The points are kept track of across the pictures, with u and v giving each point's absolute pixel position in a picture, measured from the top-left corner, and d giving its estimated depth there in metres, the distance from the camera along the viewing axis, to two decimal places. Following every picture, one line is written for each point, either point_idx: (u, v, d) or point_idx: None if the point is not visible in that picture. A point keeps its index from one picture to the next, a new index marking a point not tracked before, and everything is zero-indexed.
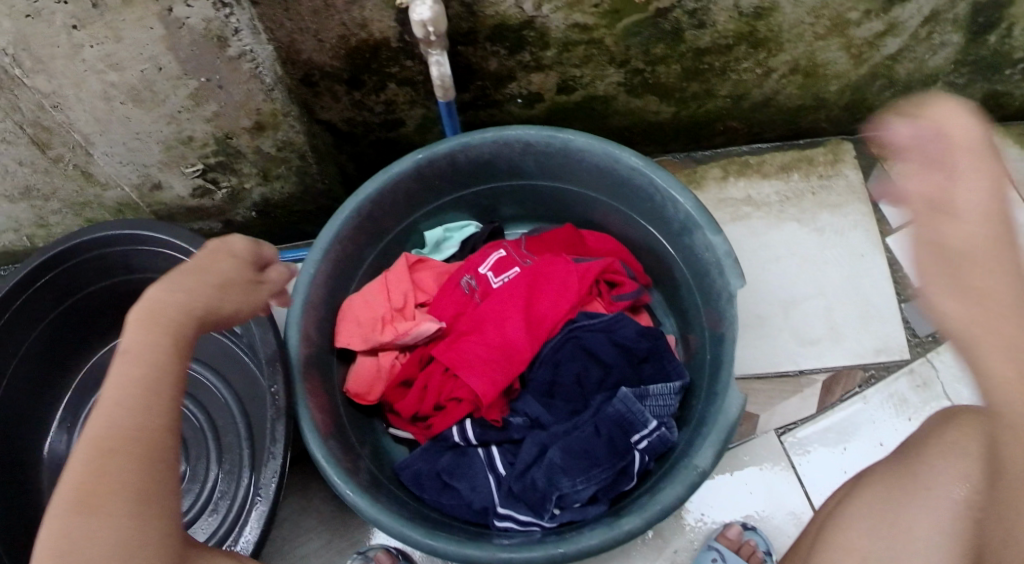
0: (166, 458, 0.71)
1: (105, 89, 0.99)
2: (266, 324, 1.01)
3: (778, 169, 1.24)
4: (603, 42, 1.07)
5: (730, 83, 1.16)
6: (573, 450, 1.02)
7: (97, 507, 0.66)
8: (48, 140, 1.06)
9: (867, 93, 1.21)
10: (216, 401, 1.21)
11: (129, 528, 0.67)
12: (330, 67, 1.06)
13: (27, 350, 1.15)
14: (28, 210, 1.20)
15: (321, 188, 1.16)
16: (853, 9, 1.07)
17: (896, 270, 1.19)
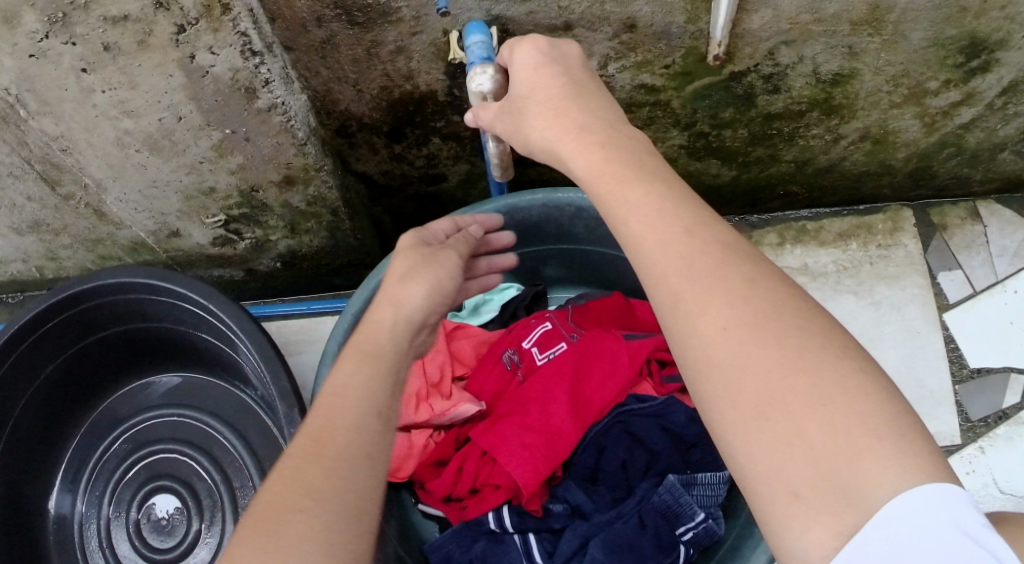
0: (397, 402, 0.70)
1: (119, 136, 0.88)
2: (290, 398, 0.93)
3: (837, 236, 1.18)
4: (670, 104, 1.00)
5: (798, 148, 1.09)
6: (617, 544, 0.93)
7: (347, 394, 0.67)
8: (58, 177, 0.93)
9: (933, 161, 1.13)
10: (229, 454, 1.13)
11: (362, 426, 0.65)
12: (369, 118, 0.97)
13: (24, 404, 1.05)
14: (37, 244, 1.09)
15: (353, 242, 1.10)
16: (933, 78, 0.98)
17: (951, 349, 1.12)
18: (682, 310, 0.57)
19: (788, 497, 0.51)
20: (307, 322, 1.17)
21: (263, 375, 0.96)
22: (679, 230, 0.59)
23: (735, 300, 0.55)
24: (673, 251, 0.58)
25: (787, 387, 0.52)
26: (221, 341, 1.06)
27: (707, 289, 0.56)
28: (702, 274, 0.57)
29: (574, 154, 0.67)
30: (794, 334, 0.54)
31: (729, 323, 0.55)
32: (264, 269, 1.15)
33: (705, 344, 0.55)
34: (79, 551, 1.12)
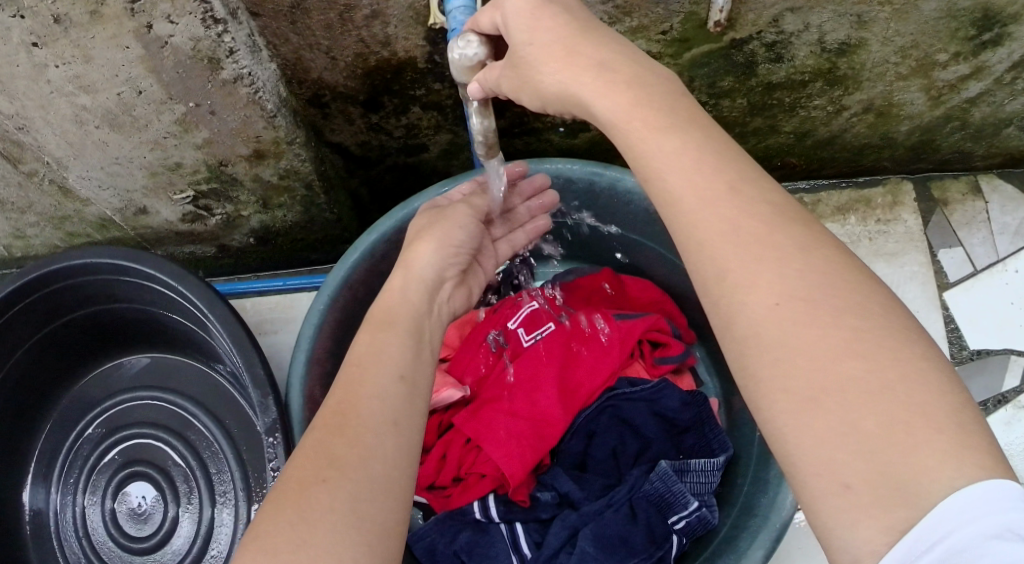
0: (417, 368, 0.67)
1: (76, 112, 0.82)
2: (266, 388, 0.89)
3: (834, 210, 1.13)
4: (665, 72, 0.94)
5: (798, 119, 1.03)
6: (606, 535, 0.91)
7: (363, 370, 0.65)
8: (19, 155, 0.88)
9: (937, 135, 1.08)
10: (205, 438, 1.09)
11: (386, 400, 0.63)
12: (343, 87, 0.90)
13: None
14: (2, 222, 1.03)
15: (329, 217, 1.04)
16: (943, 50, 0.92)
17: (949, 329, 1.09)
18: (729, 278, 0.54)
19: (836, 489, 0.48)
20: (279, 300, 1.11)
21: (235, 360, 0.91)
22: (722, 189, 0.55)
23: (786, 273, 0.52)
24: (722, 216, 0.54)
25: (842, 371, 0.50)
26: (194, 323, 1.00)
27: (759, 257, 0.53)
28: (751, 247, 0.53)
29: (599, 96, 0.60)
30: (850, 312, 0.51)
31: (780, 297, 0.52)
32: (238, 245, 1.09)
33: (755, 317, 0.53)
34: (54, 541, 1.08)
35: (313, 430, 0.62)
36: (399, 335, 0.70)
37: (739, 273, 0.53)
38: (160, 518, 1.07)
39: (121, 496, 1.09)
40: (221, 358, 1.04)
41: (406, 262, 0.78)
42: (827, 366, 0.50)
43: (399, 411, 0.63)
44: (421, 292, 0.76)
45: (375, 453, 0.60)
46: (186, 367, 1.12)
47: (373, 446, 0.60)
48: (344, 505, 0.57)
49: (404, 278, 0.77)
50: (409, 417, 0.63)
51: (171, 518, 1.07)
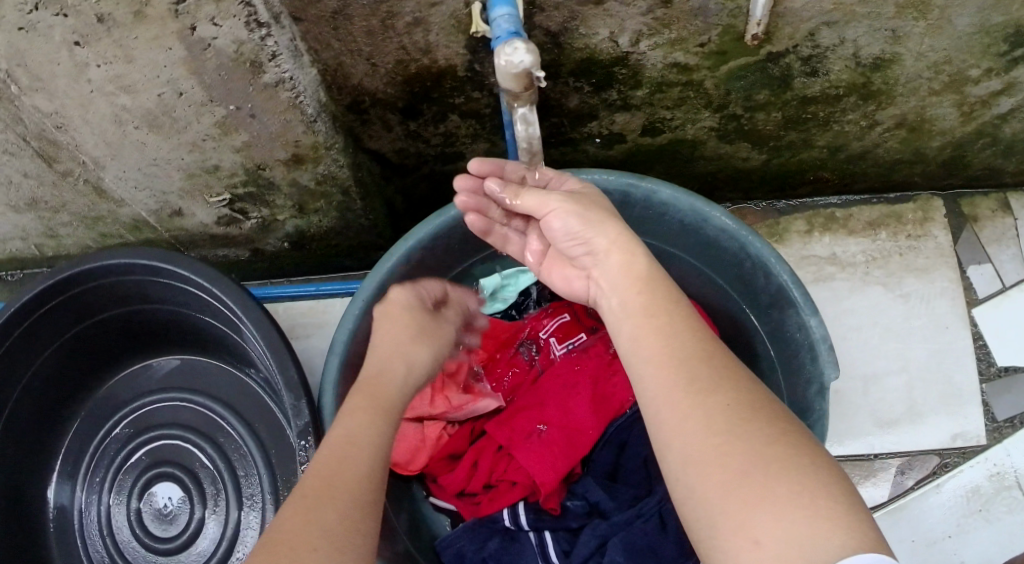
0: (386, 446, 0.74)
1: (116, 112, 0.83)
2: (298, 391, 0.89)
3: (866, 225, 1.13)
4: (702, 84, 0.94)
5: (832, 133, 1.03)
6: (633, 546, 0.91)
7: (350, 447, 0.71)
8: (57, 154, 0.89)
9: (968, 151, 1.08)
10: (234, 444, 1.09)
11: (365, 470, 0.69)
12: (383, 94, 0.91)
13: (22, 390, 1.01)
14: (36, 221, 1.03)
15: (365, 223, 1.05)
16: (975, 66, 0.93)
17: (978, 346, 1.10)
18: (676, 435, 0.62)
19: (749, 546, 0.54)
20: (311, 305, 1.12)
21: (268, 363, 0.91)
22: (644, 312, 0.68)
23: (715, 413, 0.60)
24: (698, 383, 0.63)
25: (736, 455, 0.58)
26: (226, 325, 1.00)
27: (708, 414, 0.61)
28: (702, 411, 0.61)
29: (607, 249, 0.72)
30: (743, 409, 0.60)
31: (713, 440, 0.60)
32: (271, 250, 1.10)
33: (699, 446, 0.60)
34: (78, 539, 1.09)
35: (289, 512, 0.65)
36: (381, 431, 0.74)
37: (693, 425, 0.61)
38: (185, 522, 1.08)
39: (147, 497, 1.09)
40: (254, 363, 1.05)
41: (404, 362, 0.84)
42: (723, 448, 0.58)
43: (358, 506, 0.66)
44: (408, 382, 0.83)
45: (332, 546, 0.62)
46: (218, 370, 1.12)
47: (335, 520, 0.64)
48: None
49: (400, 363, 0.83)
50: (372, 504, 0.67)
51: (197, 522, 1.07)
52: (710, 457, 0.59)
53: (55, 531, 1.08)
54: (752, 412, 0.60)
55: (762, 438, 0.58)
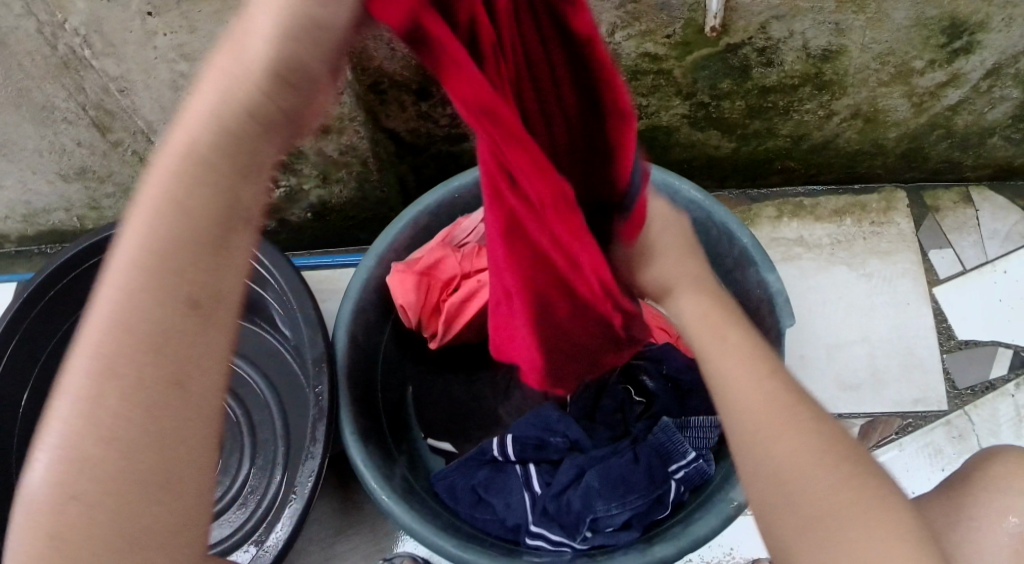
0: (149, 337, 0.47)
1: (174, 78, 1.02)
2: (315, 326, 1.03)
3: (831, 213, 1.27)
4: (672, 73, 1.09)
5: (793, 123, 1.18)
6: (610, 475, 1.03)
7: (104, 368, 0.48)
8: (109, 124, 1.13)
9: (925, 143, 1.21)
10: (255, 397, 1.25)
11: (119, 392, 0.47)
12: (399, 76, 1.06)
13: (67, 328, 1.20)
14: (83, 191, 1.30)
15: (380, 195, 1.24)
16: (918, 57, 1.07)
17: (939, 322, 1.19)
18: (726, 411, 0.67)
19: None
20: (331, 274, 1.30)
21: (289, 304, 1.06)
22: (725, 343, 0.70)
23: (848, 501, 0.60)
24: (742, 398, 0.67)
25: (819, 493, 0.60)
26: (247, 281, 1.16)
27: (775, 424, 0.64)
28: (755, 413, 0.65)
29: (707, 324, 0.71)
30: (829, 462, 0.62)
31: (776, 454, 0.63)
32: (296, 221, 1.29)
33: (820, 518, 0.60)
34: None
35: (99, 297, 0.48)
36: (198, 195, 0.46)
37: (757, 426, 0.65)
38: None
39: None
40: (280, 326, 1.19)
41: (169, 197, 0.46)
42: (799, 485, 0.61)
43: (211, 292, 0.48)
44: (181, 231, 0.46)
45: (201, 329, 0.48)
46: (247, 333, 1.28)
47: (141, 305, 0.47)
48: (80, 391, 0.47)
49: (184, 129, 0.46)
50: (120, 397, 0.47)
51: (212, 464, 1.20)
52: (784, 501, 0.61)
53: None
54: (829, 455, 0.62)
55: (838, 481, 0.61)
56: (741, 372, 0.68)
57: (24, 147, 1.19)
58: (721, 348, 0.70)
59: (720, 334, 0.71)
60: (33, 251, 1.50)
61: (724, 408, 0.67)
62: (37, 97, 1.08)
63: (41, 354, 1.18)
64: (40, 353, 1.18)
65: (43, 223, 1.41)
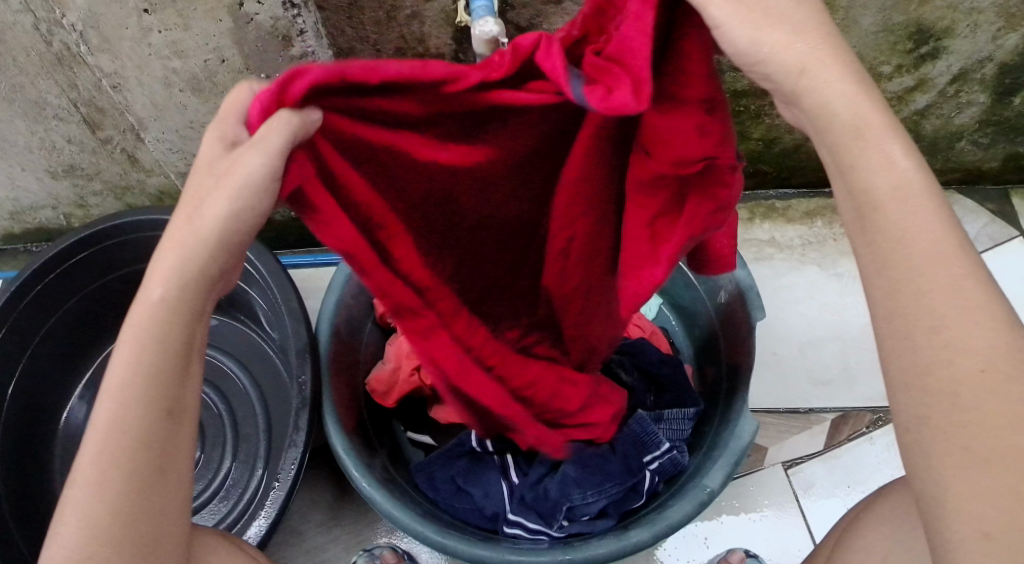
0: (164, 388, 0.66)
1: (166, 74, 1.05)
2: (299, 317, 1.05)
3: (803, 215, 1.33)
4: None
5: (764, 126, 1.22)
6: (586, 465, 1.05)
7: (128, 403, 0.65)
8: (100, 121, 1.15)
9: None
10: (238, 392, 1.26)
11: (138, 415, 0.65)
12: None
13: (53, 323, 1.23)
14: (71, 189, 1.32)
15: None
16: (886, 63, 1.12)
17: None
18: (875, 213, 0.57)
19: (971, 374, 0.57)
20: (312, 271, 1.34)
21: (274, 296, 1.08)
22: (912, 191, 0.57)
23: (981, 346, 0.57)
24: (917, 247, 0.57)
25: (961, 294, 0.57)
26: None
27: (926, 258, 0.57)
28: (909, 252, 0.57)
29: (880, 171, 0.57)
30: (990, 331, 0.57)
31: (917, 302, 0.57)
32: (279, 220, 1.34)
33: (947, 355, 0.57)
34: None
35: (97, 413, 0.65)
36: (171, 335, 0.66)
37: (915, 278, 0.57)
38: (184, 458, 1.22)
39: None
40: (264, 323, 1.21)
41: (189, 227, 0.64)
42: (948, 277, 0.57)
43: (179, 402, 0.67)
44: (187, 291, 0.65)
45: (166, 505, 0.66)
46: (232, 329, 1.30)
47: (138, 405, 0.65)
48: (98, 457, 0.64)
49: (156, 284, 0.65)
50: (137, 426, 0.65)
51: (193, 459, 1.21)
52: (941, 291, 0.57)
53: (59, 460, 1.27)
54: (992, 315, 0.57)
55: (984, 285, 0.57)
56: (895, 211, 0.57)
57: (14, 143, 1.20)
58: (877, 168, 0.57)
59: (878, 148, 0.57)
60: (18, 249, 1.52)
61: (882, 246, 0.58)
62: (30, 93, 1.10)
63: (29, 346, 1.20)
64: (27, 347, 1.20)
65: (30, 221, 1.42)
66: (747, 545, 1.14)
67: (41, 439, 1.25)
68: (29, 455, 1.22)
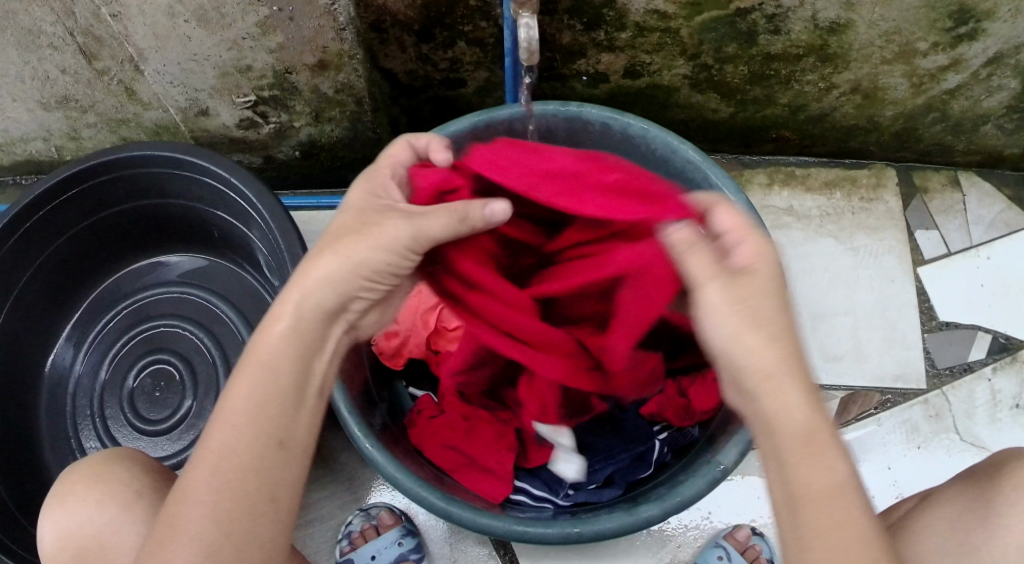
0: (259, 419, 0.73)
1: (171, 4, 0.98)
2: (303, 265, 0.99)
3: (823, 185, 1.29)
4: (679, 32, 1.06)
5: (792, 92, 1.18)
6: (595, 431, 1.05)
7: (225, 420, 0.72)
8: (96, 51, 1.08)
9: (920, 124, 1.24)
10: (233, 337, 1.24)
11: (234, 445, 0.72)
12: (403, 15, 1.04)
13: (39, 264, 1.17)
14: (63, 120, 1.25)
15: (371, 135, 1.24)
16: (922, 39, 1.07)
17: (921, 300, 1.23)
18: (762, 389, 0.69)
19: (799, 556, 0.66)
20: (315, 214, 1.29)
21: (277, 242, 1.02)
22: (762, 302, 0.71)
23: (856, 538, 0.65)
24: (782, 418, 0.68)
25: (822, 458, 0.67)
26: (234, 218, 1.14)
27: (806, 423, 0.68)
28: (772, 384, 0.69)
29: (714, 315, 0.71)
30: (835, 499, 0.66)
31: (808, 454, 0.67)
32: (283, 157, 1.30)
33: (827, 518, 0.65)
34: (66, 411, 1.24)
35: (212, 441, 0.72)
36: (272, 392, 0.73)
37: (796, 434, 0.68)
38: (175, 405, 1.21)
39: (140, 378, 1.23)
40: (266, 271, 1.18)
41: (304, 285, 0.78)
42: (781, 440, 0.68)
43: (286, 433, 0.74)
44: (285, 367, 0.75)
45: (266, 519, 0.72)
46: (222, 270, 1.27)
47: (228, 436, 0.72)
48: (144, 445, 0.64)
49: (283, 312, 0.76)
50: (234, 459, 0.71)
51: (185, 407, 1.20)
52: (804, 459, 0.67)
53: (45, 402, 1.22)
54: (861, 504, 0.66)
55: (843, 476, 0.67)
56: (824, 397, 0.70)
57: (4, 72, 1.14)
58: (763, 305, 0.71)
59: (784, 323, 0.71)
60: (7, 181, 1.45)
61: (776, 434, 0.68)
62: (23, 20, 1.04)
63: (16, 286, 1.15)
64: (14, 286, 1.15)
65: (20, 152, 1.36)
66: (749, 520, 1.12)
67: (26, 381, 1.21)
68: (15, 400, 1.18)
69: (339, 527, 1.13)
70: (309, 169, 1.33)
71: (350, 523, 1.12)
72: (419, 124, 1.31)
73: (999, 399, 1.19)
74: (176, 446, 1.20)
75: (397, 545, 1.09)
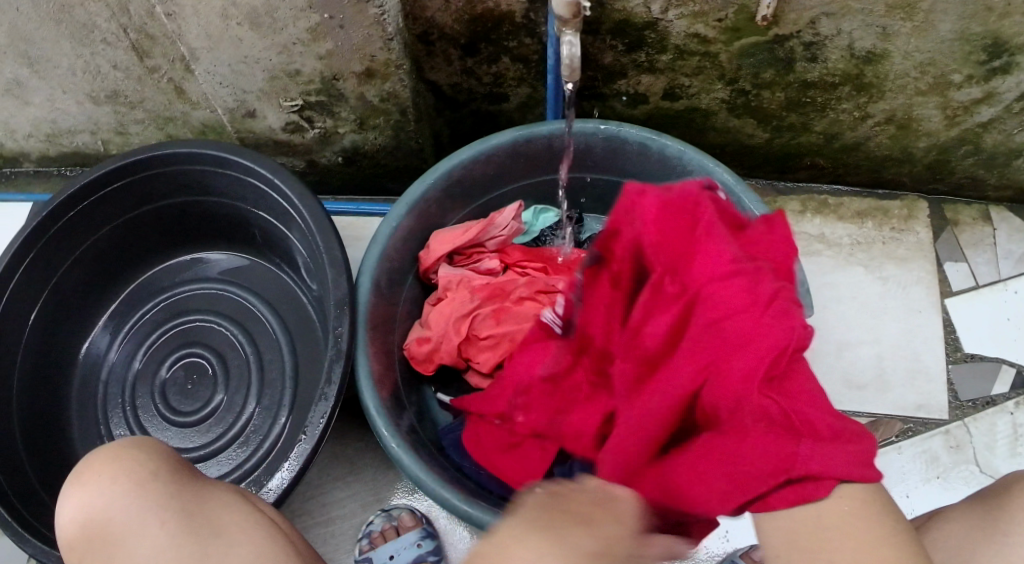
0: None
1: (226, 7, 1.01)
2: (341, 267, 1.00)
3: (854, 214, 1.31)
4: (718, 57, 1.08)
5: (828, 120, 1.20)
6: None
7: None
8: (148, 48, 1.12)
9: (952, 156, 1.25)
10: (266, 335, 1.26)
11: None
12: (450, 29, 1.08)
13: (79, 252, 1.20)
14: (111, 115, 1.29)
15: (413, 145, 1.26)
16: (957, 71, 1.09)
17: (947, 331, 1.24)
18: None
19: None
20: (353, 219, 1.32)
21: (316, 244, 1.03)
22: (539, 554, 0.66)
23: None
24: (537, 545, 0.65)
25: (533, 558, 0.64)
26: (274, 218, 1.16)
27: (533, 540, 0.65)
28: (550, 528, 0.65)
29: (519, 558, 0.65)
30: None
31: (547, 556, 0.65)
32: (325, 163, 1.33)
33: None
34: (98, 398, 1.26)
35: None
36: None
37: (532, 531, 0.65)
38: (205, 398, 1.24)
39: (173, 371, 1.26)
40: (303, 274, 1.20)
41: None
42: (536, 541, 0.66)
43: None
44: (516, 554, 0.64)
45: None
46: (258, 269, 1.30)
47: None
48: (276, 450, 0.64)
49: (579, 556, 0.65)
50: None
51: (215, 401, 1.22)
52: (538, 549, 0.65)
53: (78, 388, 1.25)
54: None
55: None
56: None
57: (58, 65, 1.18)
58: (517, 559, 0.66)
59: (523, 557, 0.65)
60: (52, 172, 1.49)
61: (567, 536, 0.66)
62: (79, 14, 1.07)
63: (57, 271, 1.18)
64: (54, 272, 1.18)
65: (66, 144, 1.39)
66: None
67: (61, 366, 1.24)
68: (48, 384, 1.21)
69: (360, 526, 1.15)
70: (348, 175, 1.36)
71: (371, 523, 1.14)
72: (460, 136, 1.34)
73: (1021, 433, 1.19)
74: (203, 439, 1.22)
75: (416, 546, 1.11)
